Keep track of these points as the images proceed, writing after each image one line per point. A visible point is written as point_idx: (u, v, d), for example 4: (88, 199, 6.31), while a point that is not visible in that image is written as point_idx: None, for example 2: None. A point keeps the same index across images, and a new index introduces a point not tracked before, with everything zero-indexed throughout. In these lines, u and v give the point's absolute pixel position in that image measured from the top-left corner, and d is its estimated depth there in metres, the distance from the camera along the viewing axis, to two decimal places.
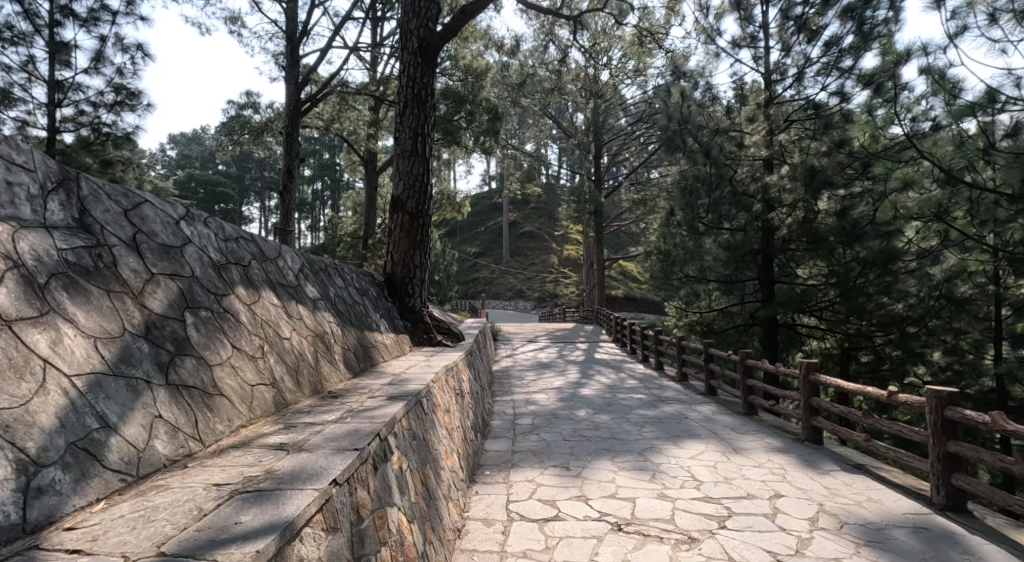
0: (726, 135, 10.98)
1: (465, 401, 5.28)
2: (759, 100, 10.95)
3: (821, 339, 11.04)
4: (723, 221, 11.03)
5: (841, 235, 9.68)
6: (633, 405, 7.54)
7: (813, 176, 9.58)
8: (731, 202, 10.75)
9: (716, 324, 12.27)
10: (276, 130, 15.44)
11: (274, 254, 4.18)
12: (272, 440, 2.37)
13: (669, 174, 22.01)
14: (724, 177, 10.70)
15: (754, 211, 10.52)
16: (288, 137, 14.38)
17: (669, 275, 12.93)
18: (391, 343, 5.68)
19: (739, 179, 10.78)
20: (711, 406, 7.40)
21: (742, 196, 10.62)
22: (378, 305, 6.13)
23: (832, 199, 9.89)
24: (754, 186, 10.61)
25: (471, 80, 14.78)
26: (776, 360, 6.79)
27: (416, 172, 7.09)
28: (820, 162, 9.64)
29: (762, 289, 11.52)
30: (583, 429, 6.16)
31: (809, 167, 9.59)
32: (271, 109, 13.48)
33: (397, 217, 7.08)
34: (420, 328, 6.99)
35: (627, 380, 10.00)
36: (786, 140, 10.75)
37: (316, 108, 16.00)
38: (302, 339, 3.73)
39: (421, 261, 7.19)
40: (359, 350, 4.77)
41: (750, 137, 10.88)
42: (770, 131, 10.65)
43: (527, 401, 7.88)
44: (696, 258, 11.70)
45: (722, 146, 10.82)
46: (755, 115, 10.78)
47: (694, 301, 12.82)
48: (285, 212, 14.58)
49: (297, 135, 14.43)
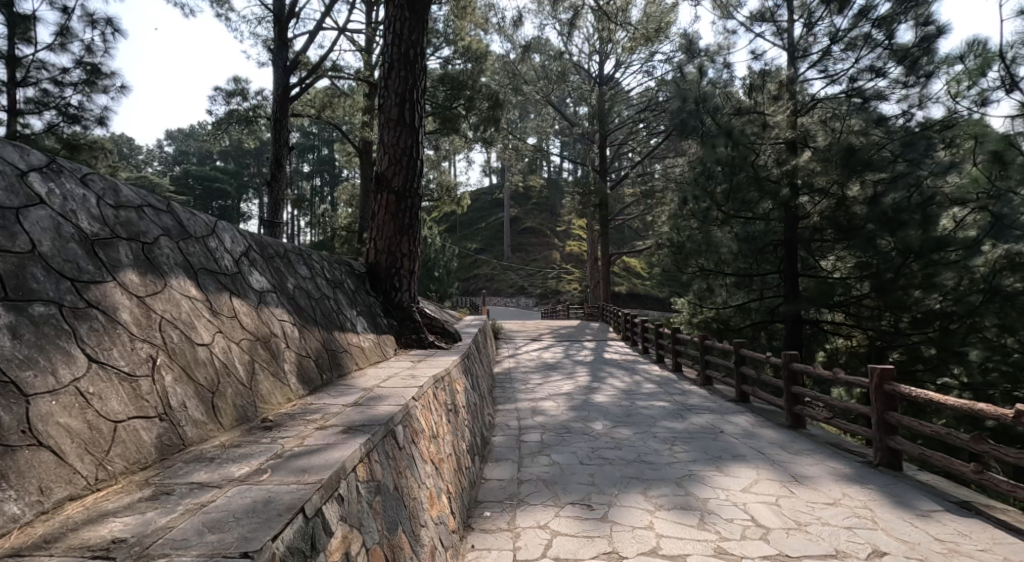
0: (748, 116, 9.79)
1: (459, 418, 4.27)
2: (784, 77, 9.74)
3: (849, 337, 10.02)
4: (744, 209, 9.97)
5: (886, 224, 8.50)
6: (657, 415, 6.52)
7: (851, 156, 8.52)
8: (754, 187, 9.57)
9: (734, 321, 11.20)
10: (265, 118, 14.36)
11: (203, 232, 3.14)
12: (99, 535, 1.47)
13: (677, 166, 20.95)
14: (746, 161, 9.60)
15: (779, 198, 9.30)
16: (276, 123, 13.41)
17: (680, 270, 11.64)
18: (367, 346, 4.67)
19: (763, 164, 9.65)
20: (748, 416, 6.38)
21: (765, 181, 9.40)
22: (355, 299, 5.11)
23: (864, 185, 8.80)
24: (777, 171, 9.35)
25: (472, 65, 13.81)
26: (829, 363, 5.75)
27: (405, 146, 6.08)
28: (859, 140, 8.59)
29: (785, 282, 10.44)
30: (602, 448, 5.12)
31: (847, 145, 8.50)
32: (256, 94, 12.42)
33: (381, 197, 6.06)
34: (409, 327, 5.91)
35: (644, 384, 8.97)
36: (811, 119, 9.23)
37: (306, 96, 14.95)
38: (232, 346, 2.72)
39: (409, 249, 6.15)
40: (321, 355, 3.75)
41: (772, 117, 9.57)
42: (795, 111, 9.41)
43: (533, 410, 6.85)
44: (711, 251, 10.72)
45: (744, 127, 9.63)
46: (780, 94, 9.61)
47: (708, 297, 11.54)
48: (274, 203, 13.56)
49: (286, 122, 13.47)
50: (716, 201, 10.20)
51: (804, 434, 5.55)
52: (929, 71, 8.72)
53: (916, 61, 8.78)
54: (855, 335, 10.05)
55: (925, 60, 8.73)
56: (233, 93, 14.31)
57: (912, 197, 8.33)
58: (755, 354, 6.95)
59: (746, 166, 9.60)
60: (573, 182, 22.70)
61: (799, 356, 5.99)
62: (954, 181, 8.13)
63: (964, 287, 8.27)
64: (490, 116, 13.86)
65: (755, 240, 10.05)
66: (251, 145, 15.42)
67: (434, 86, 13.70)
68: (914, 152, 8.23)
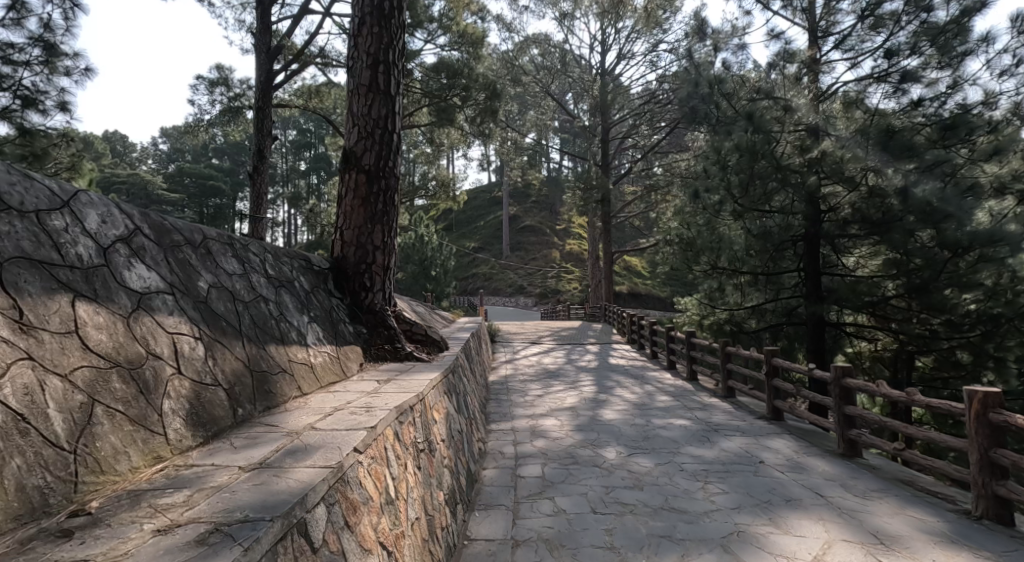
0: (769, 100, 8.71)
1: (435, 460, 3.26)
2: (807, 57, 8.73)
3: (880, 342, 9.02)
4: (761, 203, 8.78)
5: (923, 214, 7.35)
6: (679, 440, 5.48)
7: (891, 137, 7.23)
8: (774, 178, 8.41)
9: (749, 323, 10.17)
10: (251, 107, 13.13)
11: (40, 201, 2.11)
12: None
13: (682, 160, 19.85)
14: (768, 147, 8.34)
15: (803, 189, 8.20)
16: (259, 113, 12.34)
17: (689, 268, 10.61)
18: (318, 364, 3.62)
19: (783, 154, 8.44)
20: (788, 441, 5.35)
21: (789, 172, 8.23)
22: (309, 302, 4.06)
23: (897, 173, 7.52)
24: (800, 160, 8.23)
25: (466, 51, 12.67)
26: (893, 382, 4.71)
27: (377, 117, 5.07)
28: (899, 121, 7.37)
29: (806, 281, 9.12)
30: (618, 486, 4.10)
31: (885, 125, 7.29)
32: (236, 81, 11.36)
33: (349, 177, 5.03)
34: (383, 334, 4.90)
35: (658, 396, 7.92)
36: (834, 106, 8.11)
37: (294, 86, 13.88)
38: (49, 383, 1.74)
39: (382, 241, 5.08)
40: (242, 381, 2.71)
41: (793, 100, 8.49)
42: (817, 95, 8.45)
43: (533, 431, 5.83)
44: (725, 247, 9.70)
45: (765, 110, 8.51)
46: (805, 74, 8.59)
47: (720, 297, 10.49)
48: (256, 197, 12.44)
49: (269, 112, 12.41)
50: (733, 189, 8.81)
51: (864, 466, 4.52)
52: (962, 52, 7.33)
53: (948, 42, 7.35)
54: (887, 340, 9.03)
55: (957, 41, 7.32)
56: (215, 82, 13.14)
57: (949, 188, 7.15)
58: (793, 365, 5.87)
59: (767, 152, 8.37)
60: (574, 178, 21.62)
61: (853, 369, 4.93)
62: (992, 170, 7.18)
63: (1006, 283, 7.32)
64: (488, 107, 12.72)
65: (773, 237, 8.83)
66: (232, 135, 14.33)
67: (427, 74, 12.63)
68: (952, 138, 7.15)
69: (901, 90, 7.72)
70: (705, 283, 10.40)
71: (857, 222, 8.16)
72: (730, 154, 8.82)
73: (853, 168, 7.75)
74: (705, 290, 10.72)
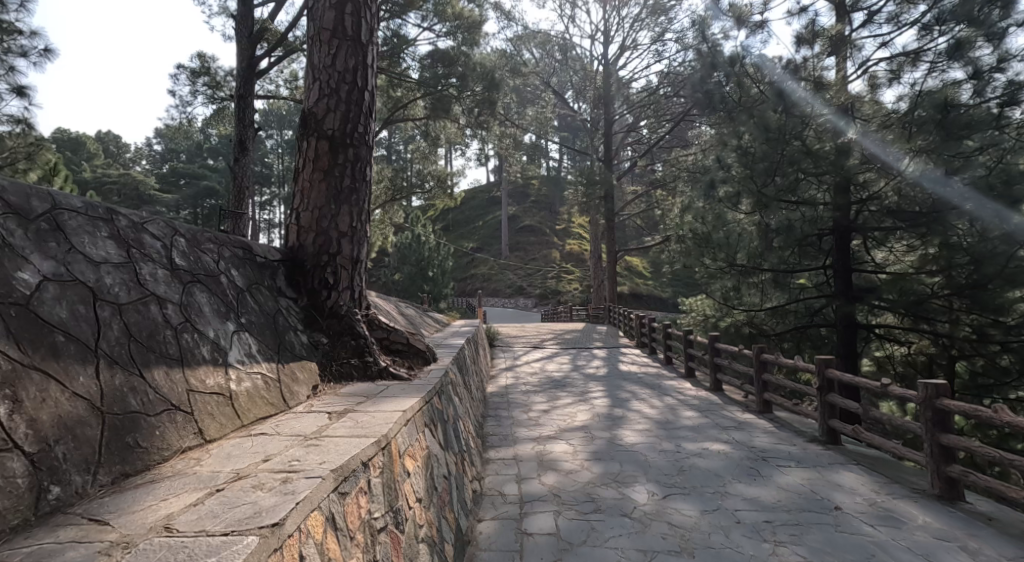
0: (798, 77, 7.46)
1: (403, 539, 2.22)
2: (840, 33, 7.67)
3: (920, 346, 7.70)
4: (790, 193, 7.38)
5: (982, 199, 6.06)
6: (723, 472, 4.43)
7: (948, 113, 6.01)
8: (802, 164, 7.12)
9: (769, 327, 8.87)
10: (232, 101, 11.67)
11: None
12: None
13: (689, 155, 18.69)
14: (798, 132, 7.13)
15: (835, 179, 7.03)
16: (240, 103, 10.77)
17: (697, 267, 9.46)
18: (243, 394, 2.54)
19: (814, 132, 7.15)
20: (859, 476, 4.26)
21: (820, 156, 6.94)
22: (240, 304, 2.99)
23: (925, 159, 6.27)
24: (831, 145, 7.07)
25: (460, 36, 11.55)
26: (1008, 409, 3.63)
27: (343, 70, 4.02)
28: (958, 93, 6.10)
29: (837, 279, 7.87)
30: (661, 553, 3.06)
31: (942, 97, 6.06)
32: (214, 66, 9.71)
33: (308, 145, 3.98)
34: (349, 345, 3.81)
35: (683, 412, 6.85)
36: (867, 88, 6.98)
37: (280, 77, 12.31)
38: None
39: (349, 226, 4.00)
40: (78, 434, 1.75)
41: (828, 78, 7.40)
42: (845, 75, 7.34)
43: (540, 461, 4.77)
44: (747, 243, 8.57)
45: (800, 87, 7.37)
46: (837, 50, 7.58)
47: (736, 298, 9.11)
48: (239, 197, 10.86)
49: (252, 102, 10.86)
50: (755, 175, 7.54)
51: (975, 518, 3.47)
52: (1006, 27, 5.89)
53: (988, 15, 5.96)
54: (924, 343, 7.67)
55: (1001, 13, 5.87)
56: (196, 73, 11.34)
57: (994, 175, 5.97)
58: (857, 380, 4.81)
59: (802, 133, 7.15)
60: (575, 174, 20.47)
61: (950, 389, 3.89)
62: None
63: None
64: (486, 99, 11.56)
65: (796, 231, 7.61)
66: (217, 130, 13.01)
67: (420, 62, 11.51)
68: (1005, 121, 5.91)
69: (939, 68, 6.29)
70: (719, 281, 9.07)
71: (898, 212, 6.92)
72: (756, 141, 7.46)
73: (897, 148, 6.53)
74: (717, 293, 9.29)
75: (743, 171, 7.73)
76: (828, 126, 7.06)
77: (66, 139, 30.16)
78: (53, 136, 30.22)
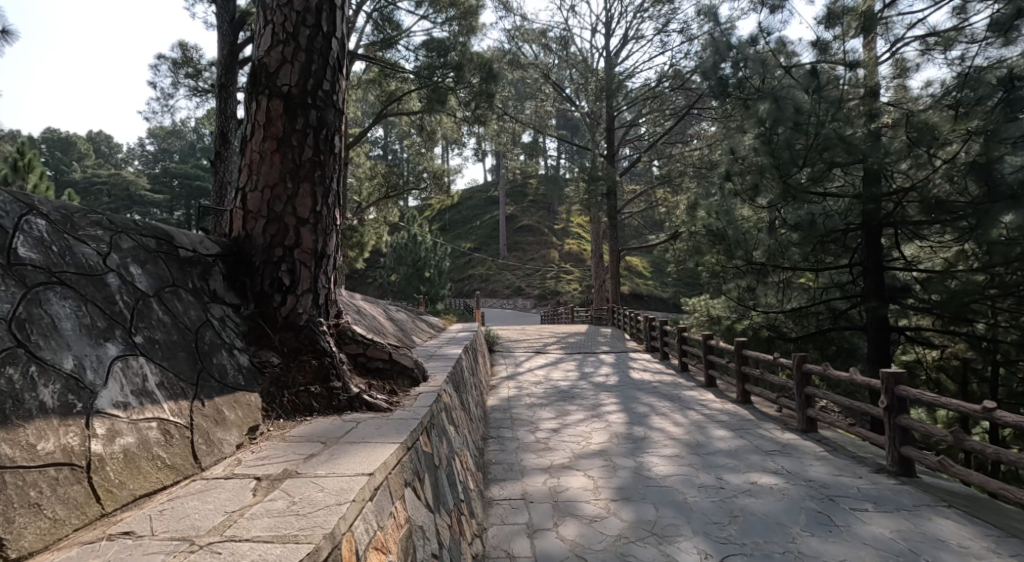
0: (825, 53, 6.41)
1: None
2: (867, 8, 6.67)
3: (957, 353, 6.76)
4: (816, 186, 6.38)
5: None
6: (787, 517, 3.57)
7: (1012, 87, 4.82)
8: (832, 151, 6.04)
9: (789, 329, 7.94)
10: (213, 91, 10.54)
11: None
12: None
13: (695, 150, 17.65)
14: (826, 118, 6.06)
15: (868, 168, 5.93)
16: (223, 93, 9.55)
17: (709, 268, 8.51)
18: (114, 459, 1.70)
19: (849, 107, 6.04)
20: (961, 525, 3.38)
21: (851, 141, 5.85)
22: (138, 314, 2.10)
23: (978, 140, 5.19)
24: (864, 129, 5.91)
25: (457, 25, 10.62)
26: None
27: (302, 9, 3.11)
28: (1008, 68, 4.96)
29: (868, 277, 6.75)
30: None
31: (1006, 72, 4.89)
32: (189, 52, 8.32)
33: (258, 104, 3.08)
34: (310, 366, 2.90)
35: (713, 431, 5.94)
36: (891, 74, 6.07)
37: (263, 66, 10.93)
38: None
39: (312, 210, 3.08)
40: None
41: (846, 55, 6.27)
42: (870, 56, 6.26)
43: (555, 502, 3.86)
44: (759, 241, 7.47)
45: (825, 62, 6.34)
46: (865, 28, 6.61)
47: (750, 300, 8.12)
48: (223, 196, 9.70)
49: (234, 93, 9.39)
50: (778, 165, 6.35)
51: None
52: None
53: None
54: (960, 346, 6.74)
55: None
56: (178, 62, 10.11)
57: None
58: (947, 401, 3.93)
59: (833, 115, 6.02)
60: (576, 171, 19.44)
61: None
62: None
63: None
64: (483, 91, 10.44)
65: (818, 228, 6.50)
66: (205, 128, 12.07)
67: (416, 53, 10.64)
68: None
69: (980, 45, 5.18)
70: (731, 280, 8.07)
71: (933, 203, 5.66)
72: (778, 125, 6.25)
73: (947, 132, 5.37)
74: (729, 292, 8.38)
75: (764, 159, 6.51)
76: (862, 107, 5.98)
77: (55, 139, 29.05)
78: (42, 136, 29.13)
